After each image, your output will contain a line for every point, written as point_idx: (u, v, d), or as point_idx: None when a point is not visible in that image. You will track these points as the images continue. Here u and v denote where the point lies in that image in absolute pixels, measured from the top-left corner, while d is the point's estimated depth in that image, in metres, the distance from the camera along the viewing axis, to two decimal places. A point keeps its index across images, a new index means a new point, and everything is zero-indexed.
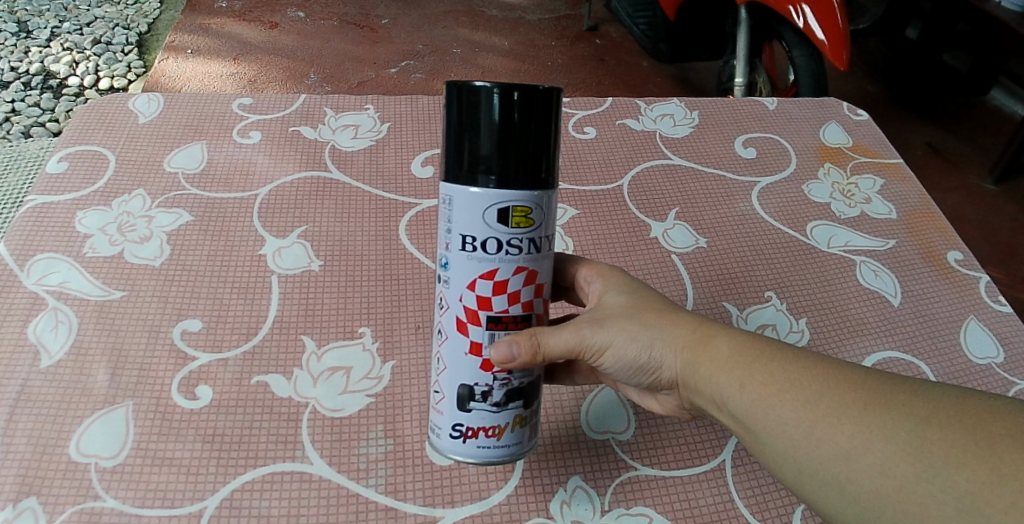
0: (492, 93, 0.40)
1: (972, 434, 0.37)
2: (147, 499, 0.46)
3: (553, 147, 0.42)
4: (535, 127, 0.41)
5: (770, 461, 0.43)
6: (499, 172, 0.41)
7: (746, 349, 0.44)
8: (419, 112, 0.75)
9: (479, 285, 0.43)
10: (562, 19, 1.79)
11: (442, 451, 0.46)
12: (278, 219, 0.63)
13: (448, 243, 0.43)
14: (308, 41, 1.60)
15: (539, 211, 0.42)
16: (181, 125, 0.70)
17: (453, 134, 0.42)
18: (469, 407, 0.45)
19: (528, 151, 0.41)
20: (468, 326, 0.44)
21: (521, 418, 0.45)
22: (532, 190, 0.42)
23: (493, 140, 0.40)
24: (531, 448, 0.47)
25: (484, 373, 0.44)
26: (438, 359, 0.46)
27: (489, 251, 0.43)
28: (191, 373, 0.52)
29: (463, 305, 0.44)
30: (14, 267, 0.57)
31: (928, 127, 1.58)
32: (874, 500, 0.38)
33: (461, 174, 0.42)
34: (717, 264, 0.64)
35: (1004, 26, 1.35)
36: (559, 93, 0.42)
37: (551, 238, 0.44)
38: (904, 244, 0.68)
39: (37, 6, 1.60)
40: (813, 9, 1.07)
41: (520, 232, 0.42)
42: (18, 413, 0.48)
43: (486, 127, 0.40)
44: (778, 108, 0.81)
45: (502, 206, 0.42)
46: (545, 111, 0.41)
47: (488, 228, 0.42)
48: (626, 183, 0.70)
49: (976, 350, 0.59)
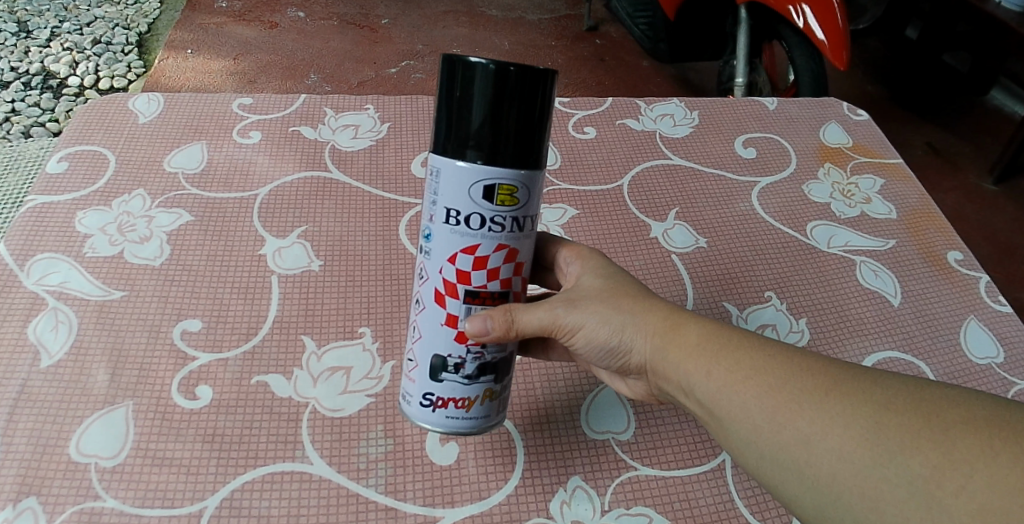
0: (488, 69, 0.39)
1: (927, 421, 0.37)
2: (147, 499, 0.46)
3: (545, 130, 0.41)
4: (528, 108, 0.40)
5: (733, 446, 0.42)
6: (487, 148, 0.40)
7: (714, 336, 0.44)
8: (418, 113, 0.76)
9: (459, 259, 0.43)
10: (563, 19, 1.79)
11: (410, 418, 0.46)
12: (278, 219, 0.63)
13: (432, 214, 0.43)
14: (308, 41, 1.60)
15: (525, 192, 0.42)
16: (182, 126, 0.70)
17: (444, 107, 0.41)
18: (441, 377, 0.45)
19: (520, 130, 0.40)
20: (446, 298, 0.44)
21: (491, 392, 0.46)
22: (521, 170, 0.41)
23: (483, 117, 0.40)
24: (497, 422, 0.47)
25: (458, 344, 0.44)
26: (414, 327, 0.46)
27: (471, 226, 0.42)
28: (191, 373, 0.52)
29: (442, 277, 0.44)
30: (14, 267, 0.56)
31: (928, 127, 1.58)
32: (833, 485, 0.38)
33: (450, 147, 0.41)
34: (717, 264, 0.64)
35: (1004, 26, 1.35)
36: (555, 77, 0.41)
37: (536, 219, 0.44)
38: (904, 244, 0.68)
39: (37, 6, 1.59)
40: (813, 9, 1.07)
41: (504, 210, 0.42)
42: (18, 413, 0.48)
43: (479, 102, 0.40)
44: (778, 108, 0.81)
45: (488, 183, 0.41)
46: (539, 92, 0.40)
47: (473, 204, 0.41)
48: (626, 183, 0.70)
49: (976, 350, 0.59)
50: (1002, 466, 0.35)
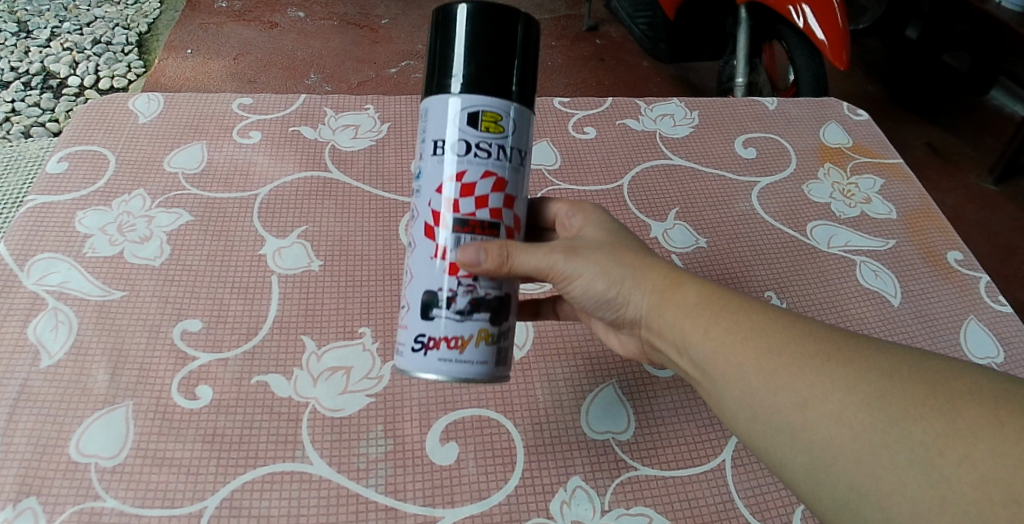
0: (467, 11, 0.43)
1: (930, 391, 0.38)
2: (147, 499, 0.46)
3: (526, 64, 0.44)
4: (506, 41, 0.43)
5: (726, 409, 0.43)
6: (471, 77, 0.43)
7: (713, 297, 0.44)
8: (418, 113, 0.76)
9: (446, 188, 0.44)
10: (563, 19, 1.79)
11: (406, 372, 0.45)
12: (278, 219, 0.63)
13: (421, 153, 0.45)
14: (307, 41, 1.60)
15: (512, 123, 0.44)
16: (182, 126, 0.70)
17: (432, 57, 0.45)
18: (433, 314, 0.44)
19: (500, 57, 0.43)
20: (435, 230, 0.45)
21: (488, 334, 0.45)
22: (502, 98, 0.44)
23: (466, 50, 0.43)
24: (498, 373, 0.45)
25: (450, 275, 0.45)
26: (408, 271, 0.47)
27: (456, 152, 0.44)
28: (191, 372, 0.52)
29: (430, 209, 0.45)
30: (14, 267, 0.57)
31: (928, 127, 1.58)
32: (830, 449, 0.39)
33: (436, 84, 0.44)
34: (718, 264, 0.64)
35: (1003, 26, 1.35)
36: (532, 20, 0.45)
37: (524, 155, 0.46)
38: (904, 244, 0.68)
39: (37, 6, 1.59)
40: (813, 9, 1.07)
41: (488, 137, 0.44)
42: (19, 413, 0.48)
43: (460, 39, 0.43)
44: (778, 108, 0.81)
45: (471, 110, 0.43)
46: (516, 27, 0.44)
47: (457, 131, 0.44)
48: (626, 183, 0.70)
49: (976, 350, 0.59)
50: (1007, 437, 0.35)
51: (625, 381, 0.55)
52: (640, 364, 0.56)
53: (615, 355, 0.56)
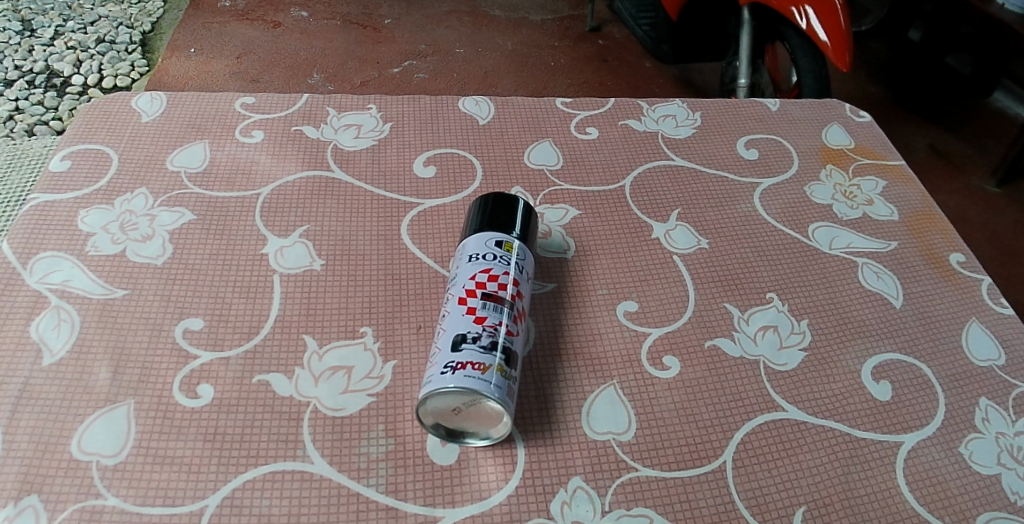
0: (485, 196, 0.59)
1: None
2: (148, 497, 0.46)
3: (533, 222, 0.59)
4: (521, 217, 0.58)
5: None
6: (494, 222, 0.57)
7: None
8: (420, 113, 0.76)
9: (478, 278, 0.53)
10: (566, 19, 1.78)
11: (430, 391, 0.47)
12: (280, 218, 0.63)
13: (459, 265, 0.55)
14: (311, 40, 1.61)
15: (521, 250, 0.56)
16: (185, 125, 0.71)
17: (470, 216, 0.59)
18: (462, 347, 0.49)
19: (515, 220, 0.58)
20: (467, 298, 0.52)
21: (504, 368, 0.48)
22: (518, 232, 0.57)
23: (488, 218, 0.57)
24: (507, 405, 0.48)
25: (475, 324, 0.50)
26: (438, 336, 0.51)
27: (485, 258, 0.55)
28: (192, 371, 0.52)
29: (464, 288, 0.53)
30: (17, 265, 0.57)
31: (931, 129, 1.58)
32: None
33: (469, 231, 0.57)
34: (719, 265, 0.64)
35: (1006, 28, 1.34)
36: (535, 212, 0.61)
37: (529, 271, 0.57)
38: (906, 245, 0.68)
39: (42, 4, 1.59)
40: (816, 10, 1.07)
41: (507, 254, 0.55)
42: (20, 412, 0.48)
43: (485, 207, 0.58)
44: (780, 109, 0.81)
45: (496, 239, 0.56)
46: (523, 208, 0.59)
47: (485, 247, 0.55)
48: (628, 183, 0.70)
49: (978, 352, 0.59)
50: None
51: (625, 382, 0.55)
52: (640, 365, 0.56)
53: (616, 356, 0.56)
